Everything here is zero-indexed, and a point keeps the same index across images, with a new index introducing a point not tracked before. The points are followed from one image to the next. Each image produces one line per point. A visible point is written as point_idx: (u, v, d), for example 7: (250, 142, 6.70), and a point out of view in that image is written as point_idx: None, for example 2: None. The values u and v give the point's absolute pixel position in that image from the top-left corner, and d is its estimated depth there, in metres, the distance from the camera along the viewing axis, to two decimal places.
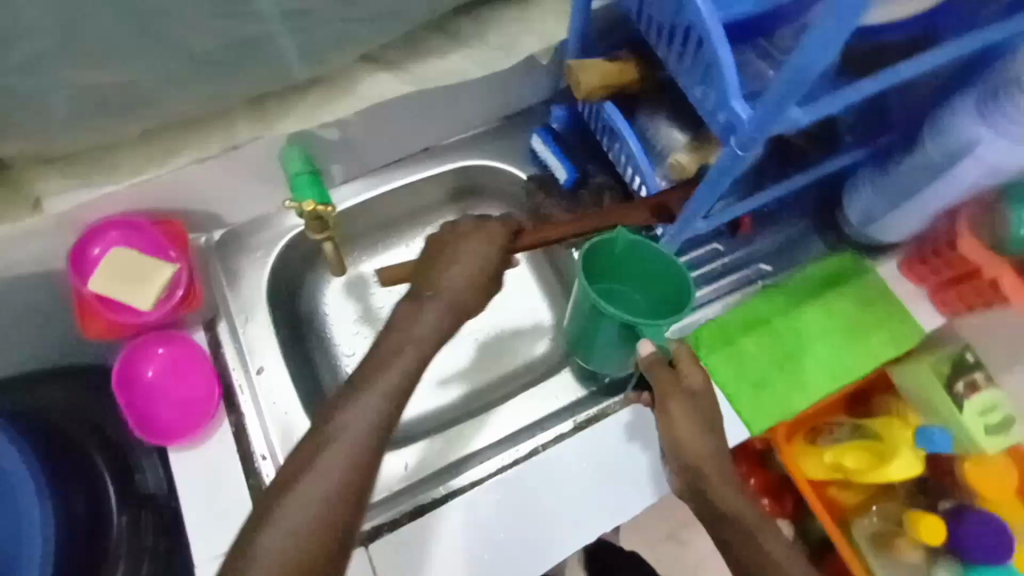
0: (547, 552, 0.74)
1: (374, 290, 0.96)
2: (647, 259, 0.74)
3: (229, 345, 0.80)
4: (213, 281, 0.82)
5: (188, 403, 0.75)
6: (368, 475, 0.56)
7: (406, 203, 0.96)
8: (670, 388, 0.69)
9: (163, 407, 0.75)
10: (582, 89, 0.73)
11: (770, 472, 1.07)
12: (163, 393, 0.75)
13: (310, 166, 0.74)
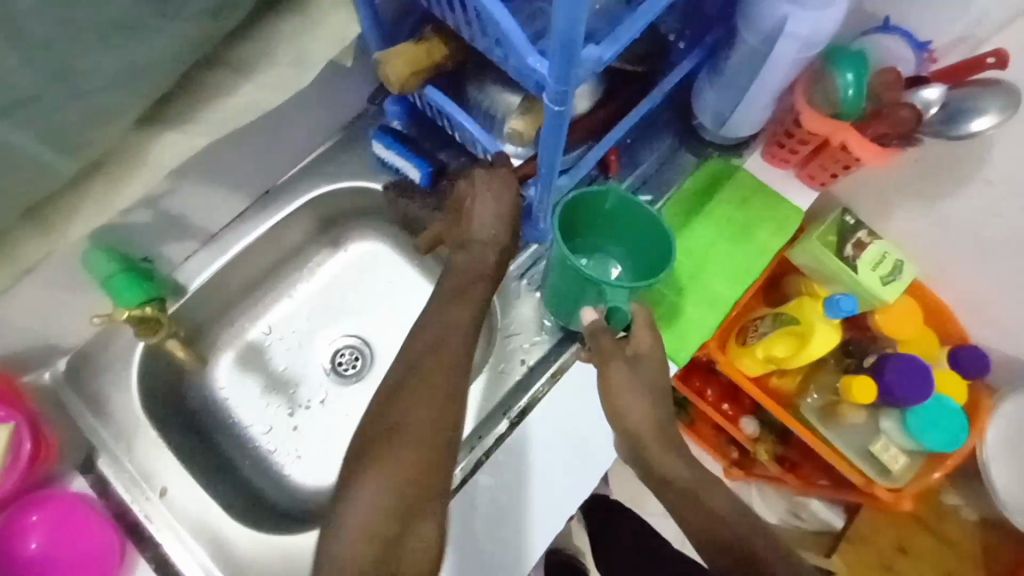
0: (522, 560, 0.71)
1: (271, 354, 0.89)
2: (635, 217, 0.76)
3: (118, 479, 0.70)
4: (76, 417, 0.72)
5: (84, 561, 0.66)
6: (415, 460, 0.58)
7: (269, 253, 0.88)
8: (613, 354, 0.69)
9: (61, 574, 0.66)
10: (392, 84, 0.69)
11: (720, 379, 1.09)
12: (55, 560, 0.67)
13: (122, 263, 0.68)
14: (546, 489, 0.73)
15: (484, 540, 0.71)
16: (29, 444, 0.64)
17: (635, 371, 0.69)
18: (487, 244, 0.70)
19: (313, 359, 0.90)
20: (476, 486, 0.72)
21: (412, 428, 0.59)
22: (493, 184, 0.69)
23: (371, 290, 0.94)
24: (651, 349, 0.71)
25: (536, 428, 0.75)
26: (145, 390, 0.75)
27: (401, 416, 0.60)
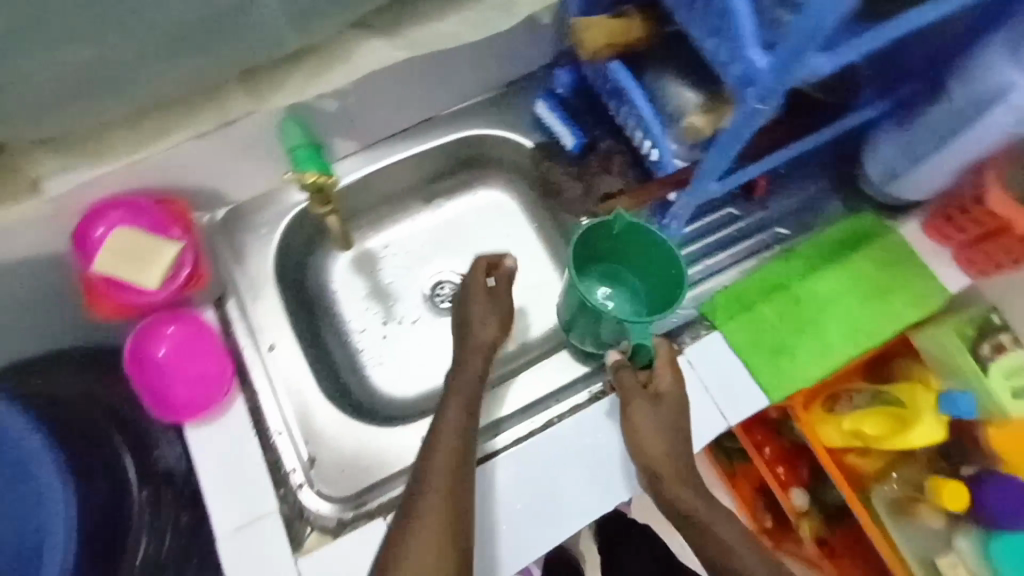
0: (527, 547, 0.73)
1: (382, 266, 0.96)
2: (647, 243, 0.77)
3: (240, 322, 0.78)
4: (219, 260, 0.80)
5: (198, 380, 0.73)
6: (444, 524, 0.59)
7: (410, 175, 0.94)
8: (633, 393, 0.72)
9: (176, 385, 0.73)
10: (585, 46, 0.72)
11: (785, 441, 1.06)
12: (173, 372, 0.73)
13: (309, 139, 0.72)
14: (576, 488, 0.75)
15: (505, 510, 0.73)
16: (188, 267, 0.73)
17: (659, 409, 0.70)
18: (477, 350, 0.75)
19: (416, 283, 0.96)
20: (522, 452, 0.76)
21: (433, 500, 0.61)
22: (487, 300, 0.77)
23: (485, 239, 0.98)
24: (674, 391, 0.72)
25: (589, 424, 0.77)
26: (279, 257, 0.83)
27: (431, 493, 0.61)
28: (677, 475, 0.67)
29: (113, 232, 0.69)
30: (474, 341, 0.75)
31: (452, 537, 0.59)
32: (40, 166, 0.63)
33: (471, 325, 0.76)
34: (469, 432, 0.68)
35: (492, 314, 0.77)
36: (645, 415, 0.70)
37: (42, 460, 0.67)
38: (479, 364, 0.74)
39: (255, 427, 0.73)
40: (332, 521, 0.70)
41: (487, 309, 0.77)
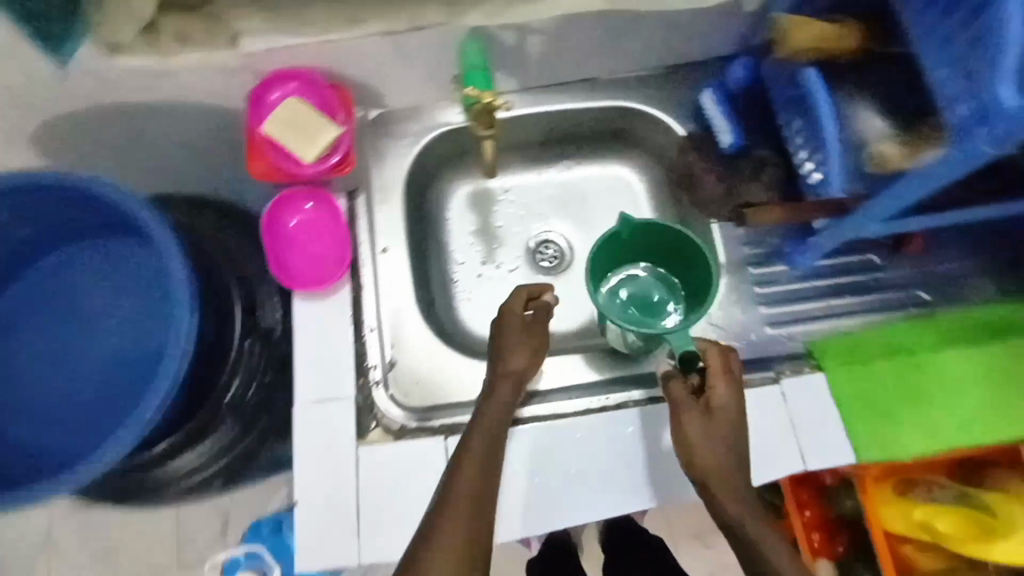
0: (559, 515, 0.73)
1: (497, 208, 0.97)
2: (671, 240, 0.76)
3: (364, 219, 0.82)
4: (360, 155, 0.84)
5: (319, 259, 0.76)
6: (470, 523, 0.60)
7: (552, 130, 0.93)
8: (685, 404, 0.65)
9: (298, 258, 0.76)
10: (789, 45, 0.71)
11: (829, 510, 1.00)
12: (299, 246, 0.76)
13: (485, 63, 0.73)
14: (619, 475, 0.75)
15: (550, 472, 0.74)
16: (337, 155, 0.72)
17: (713, 424, 0.64)
18: (506, 376, 0.72)
19: (524, 233, 0.96)
20: (577, 422, 0.76)
21: (460, 500, 0.61)
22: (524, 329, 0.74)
23: (602, 212, 0.97)
24: (730, 405, 0.65)
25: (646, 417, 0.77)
26: (413, 169, 0.86)
27: (461, 492, 0.62)
28: (731, 488, 0.61)
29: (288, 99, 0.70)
30: (504, 368, 0.72)
31: (477, 540, 0.59)
32: (244, 22, 0.66)
33: (504, 352, 0.73)
34: (498, 445, 0.67)
35: (528, 345, 0.73)
36: (696, 426, 0.64)
37: (171, 256, 0.66)
38: (507, 392, 0.71)
39: (353, 319, 0.77)
40: (396, 423, 0.75)
41: (522, 339, 0.74)
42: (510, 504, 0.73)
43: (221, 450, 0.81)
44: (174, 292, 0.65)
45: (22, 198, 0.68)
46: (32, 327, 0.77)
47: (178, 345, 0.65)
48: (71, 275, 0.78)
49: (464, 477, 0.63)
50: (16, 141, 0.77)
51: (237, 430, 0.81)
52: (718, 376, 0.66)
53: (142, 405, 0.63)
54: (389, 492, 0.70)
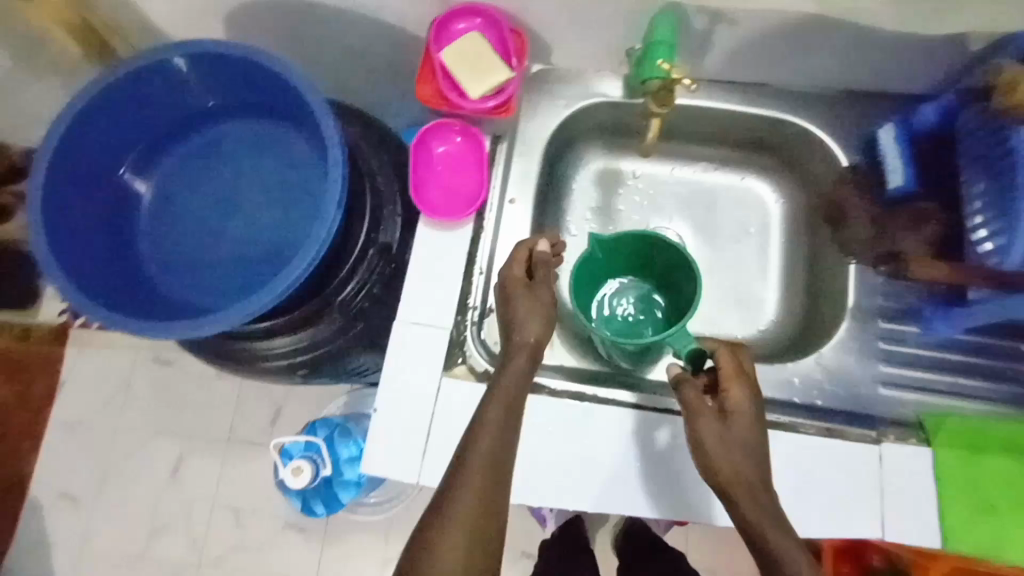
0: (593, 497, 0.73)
1: (623, 191, 0.95)
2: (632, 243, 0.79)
3: (501, 165, 0.83)
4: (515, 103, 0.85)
5: (452, 192, 0.79)
6: (486, 487, 0.60)
7: (707, 128, 0.88)
8: (700, 410, 0.63)
9: (433, 184, 0.79)
10: (1017, 96, 0.65)
11: None
12: (437, 173, 0.79)
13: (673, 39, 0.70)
14: (679, 481, 0.74)
15: (611, 454, 0.74)
16: (491, 99, 0.74)
17: (730, 429, 0.61)
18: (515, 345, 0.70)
19: (642, 223, 0.95)
20: (652, 417, 0.75)
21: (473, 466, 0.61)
22: (533, 300, 0.71)
23: (727, 223, 0.93)
24: (743, 408, 0.63)
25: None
26: (560, 129, 0.86)
27: (477, 457, 0.61)
28: (753, 495, 0.59)
29: (470, 34, 0.72)
30: (518, 338, 0.69)
31: (492, 506, 0.59)
32: None
33: (515, 321, 0.71)
34: (512, 413, 0.65)
35: (537, 309, 0.71)
36: (713, 433, 0.61)
37: (335, 151, 0.70)
38: (524, 362, 0.69)
39: (467, 258, 0.79)
40: (480, 366, 0.77)
41: (531, 305, 0.71)
42: (552, 473, 0.74)
43: (315, 343, 0.85)
44: (330, 185, 0.70)
45: (227, 66, 0.75)
46: (191, 185, 0.85)
47: (320, 230, 0.70)
48: (233, 147, 0.85)
49: (479, 446, 0.62)
50: (215, 16, 0.82)
51: (337, 328, 0.85)
52: (727, 374, 0.64)
53: (281, 277, 0.69)
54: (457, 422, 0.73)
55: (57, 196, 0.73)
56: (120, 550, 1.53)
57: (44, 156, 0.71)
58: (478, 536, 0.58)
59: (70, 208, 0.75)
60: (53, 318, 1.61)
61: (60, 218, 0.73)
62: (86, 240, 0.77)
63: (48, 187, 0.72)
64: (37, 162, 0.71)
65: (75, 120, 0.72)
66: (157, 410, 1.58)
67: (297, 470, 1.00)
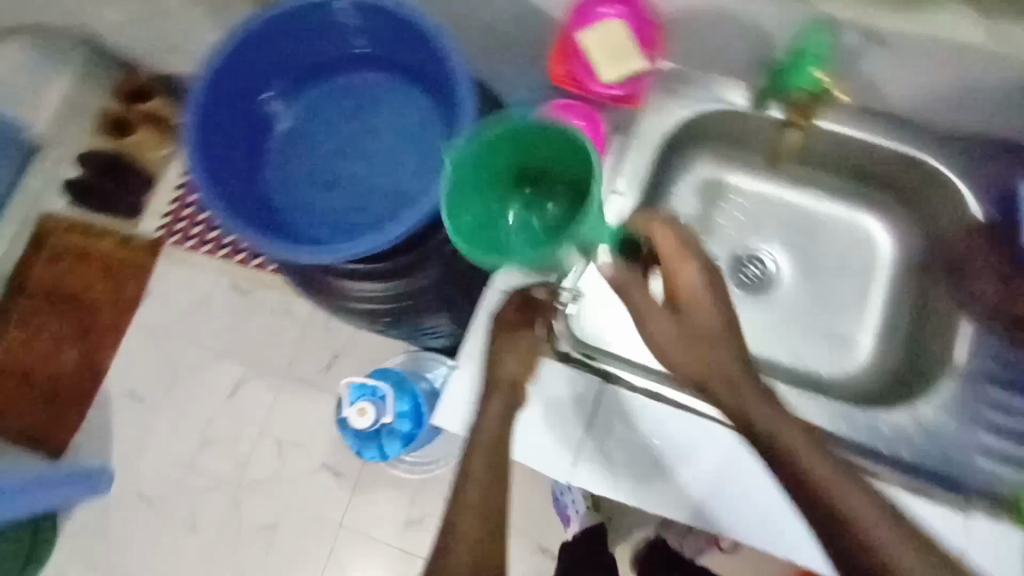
0: (655, 500, 0.74)
1: (724, 205, 0.94)
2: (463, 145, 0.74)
3: (612, 158, 0.83)
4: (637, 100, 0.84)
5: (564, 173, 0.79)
6: (488, 486, 0.63)
7: (831, 154, 0.85)
8: (647, 308, 0.73)
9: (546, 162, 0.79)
10: None
11: None
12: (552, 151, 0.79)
13: (824, 49, 0.69)
14: (742, 498, 0.72)
15: (670, 455, 0.75)
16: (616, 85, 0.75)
17: (682, 322, 0.71)
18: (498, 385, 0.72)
19: (739, 241, 0.93)
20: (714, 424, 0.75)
21: (475, 470, 0.64)
22: (513, 338, 0.74)
23: (829, 257, 0.90)
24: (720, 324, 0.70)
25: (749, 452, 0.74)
26: (676, 130, 0.85)
27: (477, 461, 0.65)
28: (738, 397, 0.68)
29: (614, 22, 0.72)
30: (499, 376, 0.72)
31: (495, 501, 0.63)
32: None
33: (495, 361, 0.73)
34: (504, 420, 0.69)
35: (519, 349, 0.74)
36: (668, 331, 0.71)
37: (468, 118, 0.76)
38: (503, 397, 0.71)
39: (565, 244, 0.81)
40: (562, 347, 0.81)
41: (513, 346, 0.73)
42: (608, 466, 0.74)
43: (409, 295, 0.92)
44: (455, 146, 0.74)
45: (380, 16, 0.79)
46: (326, 125, 0.90)
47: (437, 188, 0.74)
48: (372, 98, 0.90)
49: (474, 487, 0.63)
50: None
51: (432, 285, 0.92)
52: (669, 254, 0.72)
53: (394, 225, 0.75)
54: (538, 417, 0.76)
55: (213, 110, 0.80)
56: (171, 454, 1.64)
57: (211, 68, 0.78)
58: (486, 532, 0.61)
59: (222, 122, 0.82)
60: (151, 232, 1.73)
61: (213, 128, 0.80)
62: (230, 151, 0.83)
63: (209, 96, 0.79)
64: (202, 76, 0.77)
65: (244, 40, 0.78)
66: (227, 334, 1.68)
67: (361, 411, 1.05)
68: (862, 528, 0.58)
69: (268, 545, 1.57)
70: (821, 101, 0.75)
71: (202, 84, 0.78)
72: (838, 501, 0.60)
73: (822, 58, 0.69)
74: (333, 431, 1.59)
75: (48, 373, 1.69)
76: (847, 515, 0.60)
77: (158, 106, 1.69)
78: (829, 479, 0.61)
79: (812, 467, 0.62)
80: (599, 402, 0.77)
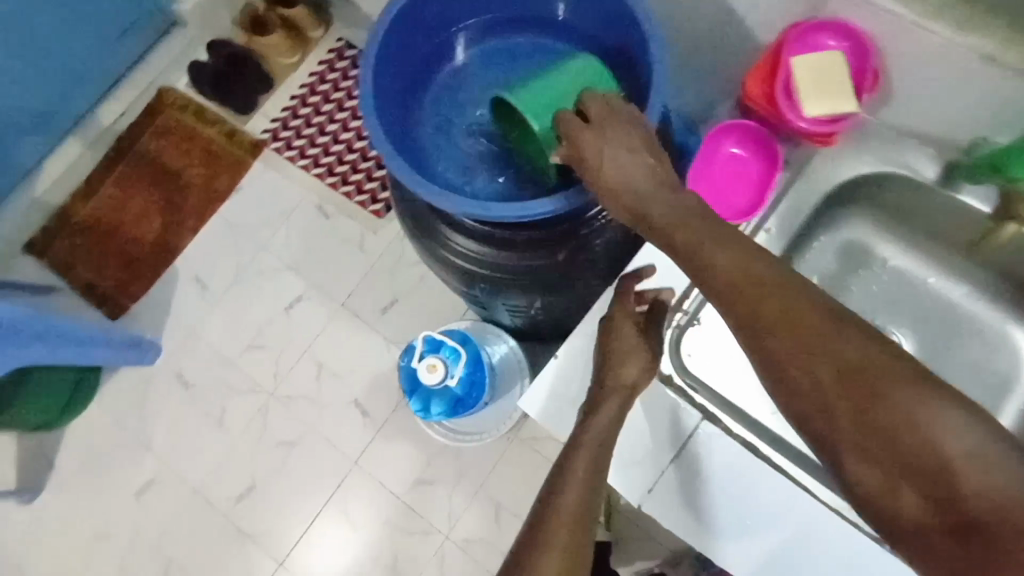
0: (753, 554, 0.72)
1: (864, 273, 0.88)
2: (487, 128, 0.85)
3: (776, 193, 0.79)
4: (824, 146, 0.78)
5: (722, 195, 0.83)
6: (580, 497, 0.65)
7: (1006, 254, 0.79)
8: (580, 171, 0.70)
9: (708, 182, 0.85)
10: None
11: None
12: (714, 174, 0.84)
13: None
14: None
15: (754, 514, 0.73)
16: (810, 121, 0.73)
17: (622, 169, 0.67)
18: (616, 385, 0.72)
19: (869, 313, 0.88)
20: (811, 500, 0.72)
21: (566, 483, 0.66)
22: (634, 337, 0.75)
23: (960, 360, 0.86)
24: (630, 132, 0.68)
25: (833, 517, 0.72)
26: (851, 181, 0.79)
27: (568, 478, 0.67)
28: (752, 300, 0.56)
29: (838, 55, 0.71)
30: (616, 380, 0.73)
31: (585, 510, 0.65)
32: None
33: (615, 362, 0.73)
34: (606, 442, 0.70)
35: (637, 353, 0.74)
36: (613, 194, 0.67)
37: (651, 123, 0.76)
38: (618, 404, 0.72)
39: None
40: (665, 369, 0.78)
41: (631, 345, 0.74)
42: (687, 502, 0.74)
43: (512, 267, 0.90)
44: None
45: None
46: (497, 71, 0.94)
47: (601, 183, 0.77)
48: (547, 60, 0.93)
49: (569, 495, 0.65)
50: None
51: (539, 265, 0.90)
52: (602, 140, 0.69)
53: (536, 202, 0.77)
54: (636, 428, 0.76)
55: (400, 31, 0.85)
56: (217, 348, 1.66)
57: None
58: (574, 538, 0.62)
59: (405, 43, 0.87)
60: (256, 133, 1.75)
61: (393, 48, 0.85)
62: (401, 73, 0.89)
63: (402, 16, 0.84)
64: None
65: None
66: (298, 249, 1.69)
67: (432, 367, 1.07)
68: (950, 484, 0.49)
69: (283, 461, 1.59)
70: None
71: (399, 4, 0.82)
72: (912, 436, 0.51)
73: None
74: (375, 372, 1.60)
75: (126, 238, 1.74)
76: (924, 462, 0.50)
77: (298, 14, 1.68)
78: (895, 404, 0.51)
79: (858, 409, 0.52)
80: (699, 438, 0.75)
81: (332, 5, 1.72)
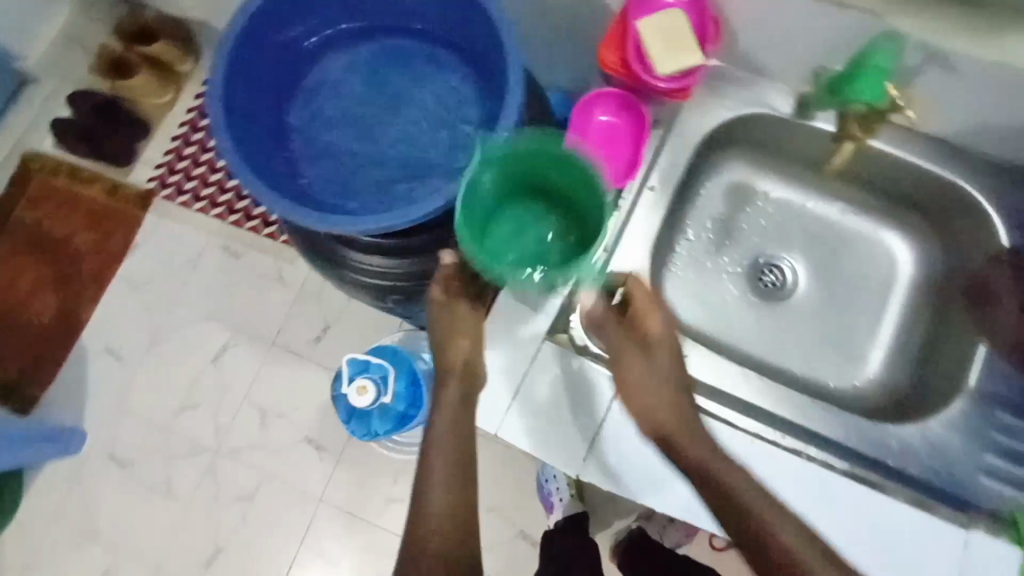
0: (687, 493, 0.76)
1: (750, 210, 0.93)
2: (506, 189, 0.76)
3: (652, 149, 0.83)
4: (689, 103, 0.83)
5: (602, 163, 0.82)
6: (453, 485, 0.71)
7: (867, 171, 0.86)
8: (627, 349, 0.76)
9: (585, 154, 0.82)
10: None
11: None
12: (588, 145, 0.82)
13: (887, 62, 0.67)
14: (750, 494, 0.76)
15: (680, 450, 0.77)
16: (665, 80, 0.77)
17: (653, 365, 0.76)
18: (452, 366, 0.77)
19: (760, 246, 0.94)
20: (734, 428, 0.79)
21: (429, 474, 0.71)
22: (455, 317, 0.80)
23: (847, 272, 0.93)
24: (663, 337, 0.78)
25: (807, 482, 0.76)
26: (720, 128, 0.84)
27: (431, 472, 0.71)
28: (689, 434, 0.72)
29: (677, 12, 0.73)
30: (447, 361, 0.78)
31: (451, 493, 0.70)
32: None
33: (447, 344, 0.79)
34: None
35: (466, 329, 0.79)
36: (641, 373, 0.75)
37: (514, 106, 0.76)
38: (459, 385, 0.76)
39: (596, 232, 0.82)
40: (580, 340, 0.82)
41: (453, 325, 0.80)
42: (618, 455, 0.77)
43: (411, 270, 0.89)
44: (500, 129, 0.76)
45: None
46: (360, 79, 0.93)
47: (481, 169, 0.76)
48: (404, 65, 0.94)
49: (433, 494, 0.69)
50: None
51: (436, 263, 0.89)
52: (654, 353, 0.77)
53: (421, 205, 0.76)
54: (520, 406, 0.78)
55: (243, 52, 0.81)
56: (148, 416, 1.57)
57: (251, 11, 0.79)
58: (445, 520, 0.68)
59: (254, 63, 0.84)
60: (141, 182, 1.64)
61: (239, 74, 0.82)
62: (254, 99, 0.86)
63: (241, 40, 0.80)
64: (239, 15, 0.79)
65: None
66: (211, 296, 1.61)
67: (364, 389, 1.06)
68: None
69: (245, 517, 1.52)
70: (885, 117, 0.73)
71: (238, 21, 0.79)
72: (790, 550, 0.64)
73: (890, 70, 0.68)
74: (319, 404, 1.56)
75: (19, 320, 1.60)
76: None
77: (160, 50, 1.56)
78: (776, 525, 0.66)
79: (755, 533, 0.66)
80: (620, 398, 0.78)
81: (196, 35, 1.62)
